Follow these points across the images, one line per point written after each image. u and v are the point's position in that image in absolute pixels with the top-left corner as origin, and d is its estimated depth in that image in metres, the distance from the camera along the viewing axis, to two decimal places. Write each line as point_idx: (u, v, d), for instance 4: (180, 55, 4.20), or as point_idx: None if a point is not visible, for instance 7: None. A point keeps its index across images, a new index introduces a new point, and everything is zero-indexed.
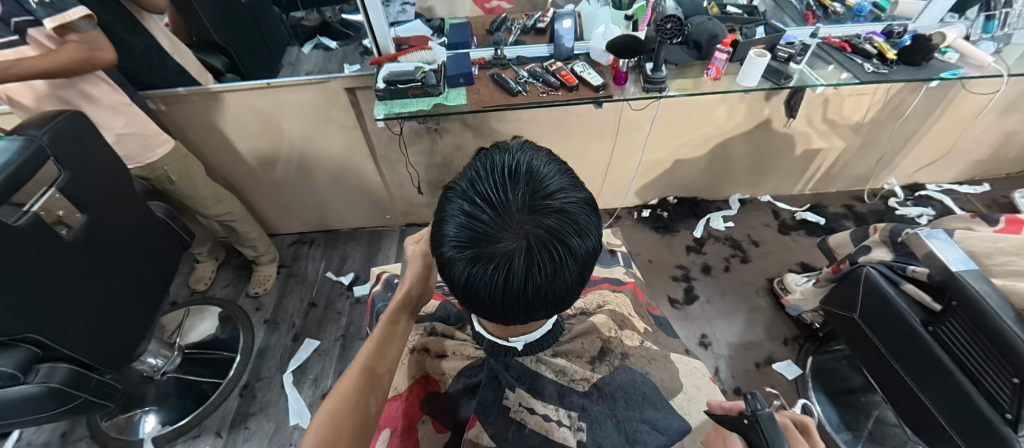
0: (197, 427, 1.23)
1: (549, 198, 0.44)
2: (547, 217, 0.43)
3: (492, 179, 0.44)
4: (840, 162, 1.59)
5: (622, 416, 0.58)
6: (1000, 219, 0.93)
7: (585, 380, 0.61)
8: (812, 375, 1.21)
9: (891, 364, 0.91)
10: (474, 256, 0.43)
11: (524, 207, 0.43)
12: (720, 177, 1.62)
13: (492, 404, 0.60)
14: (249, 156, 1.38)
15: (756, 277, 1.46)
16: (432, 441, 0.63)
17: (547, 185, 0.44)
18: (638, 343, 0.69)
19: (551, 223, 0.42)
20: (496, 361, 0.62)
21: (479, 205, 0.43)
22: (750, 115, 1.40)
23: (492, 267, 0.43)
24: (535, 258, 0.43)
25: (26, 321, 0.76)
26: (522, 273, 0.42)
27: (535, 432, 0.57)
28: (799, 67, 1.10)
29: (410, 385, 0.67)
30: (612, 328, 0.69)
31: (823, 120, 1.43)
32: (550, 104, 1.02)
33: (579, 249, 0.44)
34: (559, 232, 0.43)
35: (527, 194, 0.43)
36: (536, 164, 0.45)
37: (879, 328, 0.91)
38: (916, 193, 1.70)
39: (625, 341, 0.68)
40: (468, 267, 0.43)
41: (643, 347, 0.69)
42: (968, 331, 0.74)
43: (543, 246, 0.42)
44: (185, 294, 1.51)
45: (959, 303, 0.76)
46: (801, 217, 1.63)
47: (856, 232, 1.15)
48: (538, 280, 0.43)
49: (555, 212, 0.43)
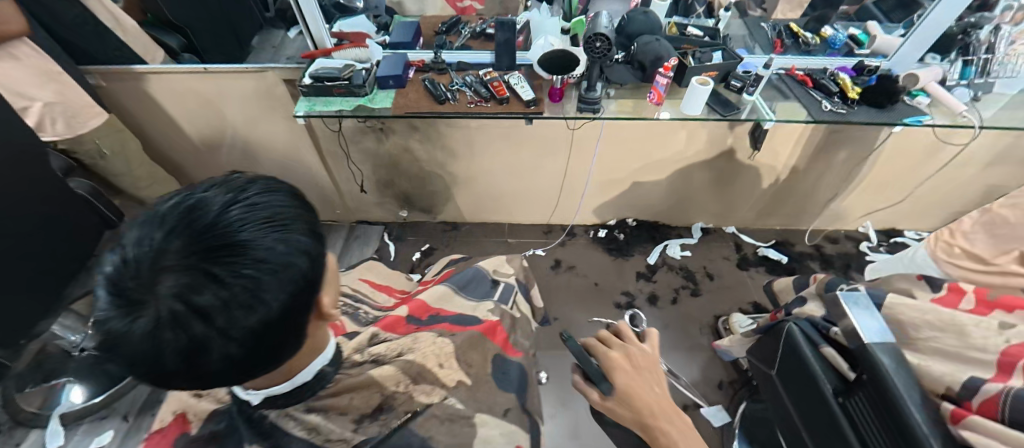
0: (105, 409, 1.21)
1: (204, 264, 0.35)
2: (217, 273, 0.35)
3: (143, 231, 0.36)
4: (809, 199, 1.51)
5: None
6: (943, 286, 0.81)
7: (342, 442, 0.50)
8: (740, 424, 1.14)
9: (800, 432, 0.83)
10: (103, 322, 0.36)
11: (189, 260, 0.35)
12: (683, 204, 1.55)
13: None
14: (197, 138, 1.36)
15: (703, 312, 1.39)
16: None
17: (210, 244, 0.35)
18: (438, 400, 0.57)
19: (192, 298, 0.35)
20: (241, 410, 0.51)
21: (124, 265, 0.35)
22: (711, 143, 1.32)
23: (119, 340, 0.35)
24: (202, 328, 0.36)
25: None
26: (153, 351, 0.35)
27: None
28: (752, 99, 1.03)
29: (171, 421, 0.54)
30: (401, 382, 0.57)
31: (789, 155, 1.36)
32: (477, 116, 0.97)
33: (236, 328, 0.37)
34: (233, 288, 0.36)
35: (174, 255, 0.35)
36: (225, 203, 0.37)
37: (795, 388, 0.84)
38: (891, 240, 1.61)
39: (414, 398, 0.56)
40: (98, 333, 0.36)
41: (441, 406, 0.56)
42: (873, 410, 0.66)
43: (179, 323, 0.35)
44: None
45: (868, 377, 0.68)
46: (764, 253, 1.55)
47: (799, 279, 1.08)
48: (181, 358, 0.36)
49: (231, 271, 0.35)
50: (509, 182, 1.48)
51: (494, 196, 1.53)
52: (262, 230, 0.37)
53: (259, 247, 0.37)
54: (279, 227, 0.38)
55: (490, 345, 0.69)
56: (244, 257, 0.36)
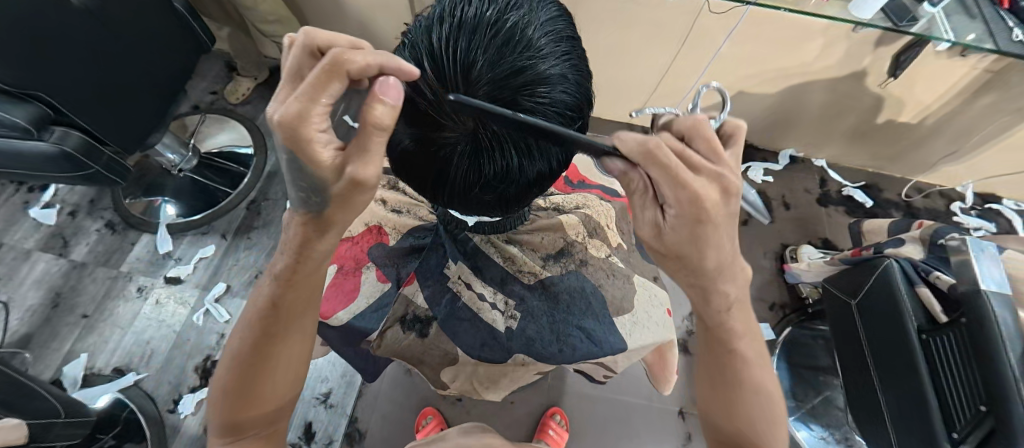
0: (206, 225, 1.31)
1: (498, 17, 0.38)
2: (511, 24, 0.38)
3: (458, 54, 0.38)
4: (919, 147, 1.37)
5: (558, 318, 0.58)
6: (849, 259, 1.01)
7: (531, 274, 0.59)
8: (783, 344, 1.22)
9: (867, 360, 0.88)
10: (526, 86, 0.38)
11: (465, 113, 0.39)
12: (783, 126, 1.43)
13: (433, 270, 0.59)
14: None
15: (771, 239, 1.42)
16: (371, 286, 0.60)
17: (482, 17, 0.38)
18: (604, 255, 0.62)
19: (524, 24, 0.38)
20: (452, 230, 0.58)
21: (471, 76, 0.38)
22: (844, 61, 1.13)
23: (545, 78, 0.38)
24: (528, 74, 0.37)
25: (25, 75, 0.72)
26: (557, 52, 0.39)
27: (467, 306, 0.58)
28: (933, 11, 0.84)
29: (364, 230, 0.63)
30: (581, 232, 0.61)
31: (949, 97, 1.16)
32: None
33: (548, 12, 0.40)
34: (504, 66, 0.37)
35: (483, 50, 0.37)
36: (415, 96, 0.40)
37: (872, 320, 0.87)
38: (986, 205, 1.48)
39: (590, 250, 0.61)
40: (529, 96, 0.38)
41: (607, 261, 0.62)
42: (963, 351, 0.67)
43: (542, 30, 0.38)
44: (208, 99, 1.51)
45: (967, 320, 0.67)
46: (848, 193, 1.50)
47: (900, 223, 1.05)
48: (563, 48, 0.39)
49: (505, 15, 0.38)
50: (600, 70, 1.33)
51: None
52: (443, 33, 0.38)
53: (459, 50, 0.37)
54: (448, 15, 0.39)
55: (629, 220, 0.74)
56: (477, 46, 0.37)
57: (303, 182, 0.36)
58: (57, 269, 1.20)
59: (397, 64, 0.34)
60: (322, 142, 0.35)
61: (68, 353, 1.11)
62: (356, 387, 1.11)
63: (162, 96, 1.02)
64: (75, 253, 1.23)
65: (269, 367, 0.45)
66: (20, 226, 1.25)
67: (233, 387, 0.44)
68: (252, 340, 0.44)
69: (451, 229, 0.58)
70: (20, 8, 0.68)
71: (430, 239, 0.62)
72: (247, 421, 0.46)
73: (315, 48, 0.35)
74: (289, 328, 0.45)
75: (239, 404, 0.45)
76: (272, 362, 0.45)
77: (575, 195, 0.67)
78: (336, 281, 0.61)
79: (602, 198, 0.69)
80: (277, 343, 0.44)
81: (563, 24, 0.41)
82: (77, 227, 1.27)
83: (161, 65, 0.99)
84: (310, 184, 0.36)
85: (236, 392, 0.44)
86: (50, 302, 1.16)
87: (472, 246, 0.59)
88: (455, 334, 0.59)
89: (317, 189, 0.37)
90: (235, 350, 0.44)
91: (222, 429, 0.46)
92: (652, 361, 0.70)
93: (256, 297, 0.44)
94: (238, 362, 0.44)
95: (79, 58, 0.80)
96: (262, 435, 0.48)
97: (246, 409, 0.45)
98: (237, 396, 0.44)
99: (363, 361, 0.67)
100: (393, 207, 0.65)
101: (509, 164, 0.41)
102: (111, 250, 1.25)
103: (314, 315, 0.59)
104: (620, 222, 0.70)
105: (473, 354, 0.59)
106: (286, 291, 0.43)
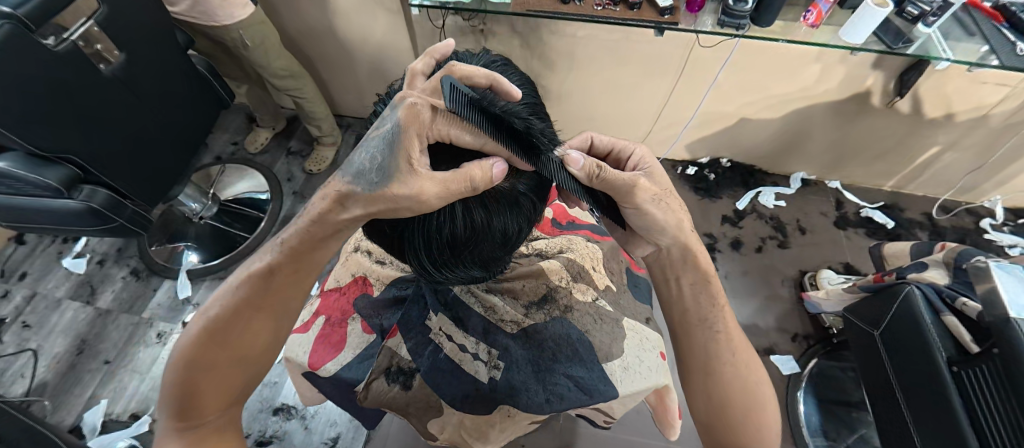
0: (224, 270, 1.36)
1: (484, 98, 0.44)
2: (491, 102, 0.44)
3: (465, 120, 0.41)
4: (937, 163, 1.33)
5: (543, 366, 0.58)
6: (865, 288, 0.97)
7: (514, 323, 0.61)
8: (809, 377, 1.15)
9: (896, 395, 0.82)
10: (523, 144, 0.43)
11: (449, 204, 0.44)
12: (789, 149, 1.41)
13: (415, 320, 0.60)
14: (300, 29, 1.30)
15: (788, 266, 1.37)
16: (357, 339, 0.62)
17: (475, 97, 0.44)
18: (590, 299, 0.64)
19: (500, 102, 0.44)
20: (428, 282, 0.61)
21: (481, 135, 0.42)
22: (847, 82, 1.12)
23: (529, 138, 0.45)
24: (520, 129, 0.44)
25: (60, 140, 0.79)
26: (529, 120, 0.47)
27: (448, 358, 0.59)
28: (928, 31, 0.84)
29: (350, 281, 0.67)
30: (564, 278, 0.64)
31: (962, 111, 1.13)
32: (602, 21, 0.88)
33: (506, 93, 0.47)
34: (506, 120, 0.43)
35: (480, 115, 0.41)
36: (415, 130, 0.39)
37: (897, 353, 0.82)
38: (1020, 220, 1.40)
39: (574, 294, 0.63)
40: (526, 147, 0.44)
41: (593, 305, 0.63)
42: (996, 386, 0.62)
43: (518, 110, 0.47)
44: (229, 150, 1.60)
45: (998, 350, 0.62)
46: (867, 214, 1.44)
47: (920, 246, 1.01)
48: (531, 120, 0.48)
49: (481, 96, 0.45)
50: (599, 106, 1.35)
51: (586, 121, 1.43)
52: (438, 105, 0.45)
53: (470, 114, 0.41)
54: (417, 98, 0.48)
55: (622, 257, 0.75)
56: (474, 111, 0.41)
57: (380, 154, 0.40)
58: (84, 316, 1.26)
59: (416, 114, 0.39)
60: (415, 152, 0.40)
61: (89, 399, 1.13)
62: (363, 433, 1.09)
63: (183, 153, 1.09)
64: (101, 301, 1.28)
65: (239, 344, 0.46)
66: (53, 275, 1.32)
67: (195, 358, 0.44)
68: (217, 326, 0.45)
69: (432, 283, 0.59)
70: (58, 82, 0.75)
71: (412, 289, 0.64)
72: (205, 393, 0.44)
73: (416, 138, 0.40)
74: (271, 302, 0.47)
75: (196, 386, 0.44)
76: (232, 335, 0.46)
77: (559, 237, 0.71)
78: (323, 332, 0.63)
79: (587, 238, 0.72)
80: (254, 315, 0.47)
81: (529, 91, 0.50)
82: (104, 276, 1.33)
83: (183, 125, 1.06)
84: (381, 166, 0.40)
85: (199, 375, 0.44)
86: (73, 351, 1.20)
87: (452, 296, 0.62)
88: (439, 386, 0.58)
89: (387, 197, 0.40)
90: (213, 314, 0.46)
91: (176, 411, 0.44)
92: (655, 403, 0.67)
93: (253, 266, 0.47)
94: (191, 358, 0.44)
95: (110, 122, 0.87)
96: (217, 423, 0.46)
97: (200, 401, 0.44)
98: (195, 386, 0.44)
99: (358, 410, 0.66)
100: (378, 258, 0.69)
101: (484, 222, 0.45)
102: (133, 297, 1.30)
103: (304, 366, 0.61)
104: (609, 260, 0.71)
105: (454, 408, 0.58)
106: (277, 261, 0.47)
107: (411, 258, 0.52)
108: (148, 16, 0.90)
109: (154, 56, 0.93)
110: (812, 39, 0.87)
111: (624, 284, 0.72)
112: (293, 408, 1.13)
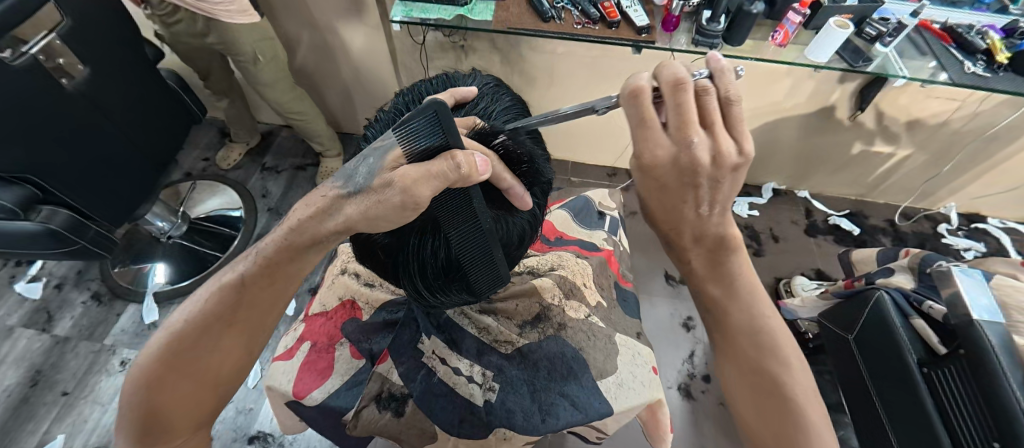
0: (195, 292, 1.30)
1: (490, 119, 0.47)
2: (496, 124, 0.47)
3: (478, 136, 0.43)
4: (896, 172, 1.41)
5: (538, 386, 0.58)
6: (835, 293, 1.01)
7: (509, 343, 0.60)
8: None
9: (872, 399, 0.84)
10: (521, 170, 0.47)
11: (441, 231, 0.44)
12: (761, 161, 1.46)
13: (405, 344, 0.59)
14: None
15: (764, 273, 1.41)
16: (346, 365, 0.61)
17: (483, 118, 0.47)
18: (582, 316, 0.64)
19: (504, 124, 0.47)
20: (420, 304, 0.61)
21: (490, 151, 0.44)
22: (814, 96, 1.18)
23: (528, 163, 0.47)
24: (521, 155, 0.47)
25: (17, 160, 0.74)
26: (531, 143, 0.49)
27: (442, 381, 0.58)
28: (886, 50, 0.89)
29: (337, 305, 0.65)
30: (556, 295, 0.64)
31: (917, 124, 1.21)
32: (582, 39, 0.90)
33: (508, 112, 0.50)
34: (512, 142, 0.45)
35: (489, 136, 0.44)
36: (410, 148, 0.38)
37: (872, 356, 0.84)
38: (972, 225, 1.49)
39: (567, 312, 0.63)
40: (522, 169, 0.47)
41: (585, 321, 0.63)
42: (963, 385, 0.65)
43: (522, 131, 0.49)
44: (200, 166, 1.54)
45: (964, 352, 0.65)
46: (835, 222, 1.51)
47: (886, 252, 1.06)
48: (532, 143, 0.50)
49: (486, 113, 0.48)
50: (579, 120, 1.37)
51: (566, 134, 1.45)
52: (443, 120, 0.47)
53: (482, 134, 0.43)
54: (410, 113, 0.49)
55: (609, 272, 0.76)
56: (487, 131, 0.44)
57: (373, 157, 0.40)
58: (39, 345, 1.17)
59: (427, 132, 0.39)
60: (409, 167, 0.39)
61: (44, 436, 1.05)
62: None
63: (152, 170, 1.04)
64: (59, 328, 1.20)
65: (207, 364, 0.44)
66: (4, 302, 1.23)
67: (157, 378, 0.42)
68: (182, 345, 0.43)
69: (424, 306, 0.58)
70: (19, 99, 0.71)
71: (403, 313, 0.63)
72: (169, 416, 0.42)
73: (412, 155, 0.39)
74: (245, 318, 0.45)
75: (159, 407, 0.42)
76: (200, 356, 0.43)
77: (548, 254, 0.72)
78: (309, 359, 0.61)
79: (575, 254, 0.73)
80: (224, 334, 0.44)
81: (521, 112, 0.52)
82: (63, 301, 1.25)
83: (152, 141, 1.02)
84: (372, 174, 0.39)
85: (160, 397, 0.42)
86: (25, 383, 1.11)
87: (446, 318, 0.61)
88: (432, 411, 0.57)
89: (379, 215, 0.39)
90: (178, 331, 0.43)
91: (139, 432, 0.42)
92: (646, 418, 0.67)
93: (225, 279, 0.45)
94: (153, 380, 0.42)
95: (73, 139, 0.83)
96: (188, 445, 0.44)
97: (161, 424, 0.42)
98: (158, 406, 0.42)
99: (343, 438, 0.64)
100: (366, 280, 0.67)
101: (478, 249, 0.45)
102: (95, 323, 1.22)
103: (288, 395, 0.58)
104: (597, 276, 0.71)
105: (450, 433, 0.57)
106: (251, 274, 0.44)
107: (402, 280, 0.51)
108: (115, 29, 0.87)
109: (120, 69, 0.90)
110: (781, 56, 0.91)
111: (613, 300, 0.72)
112: (270, 435, 1.08)
